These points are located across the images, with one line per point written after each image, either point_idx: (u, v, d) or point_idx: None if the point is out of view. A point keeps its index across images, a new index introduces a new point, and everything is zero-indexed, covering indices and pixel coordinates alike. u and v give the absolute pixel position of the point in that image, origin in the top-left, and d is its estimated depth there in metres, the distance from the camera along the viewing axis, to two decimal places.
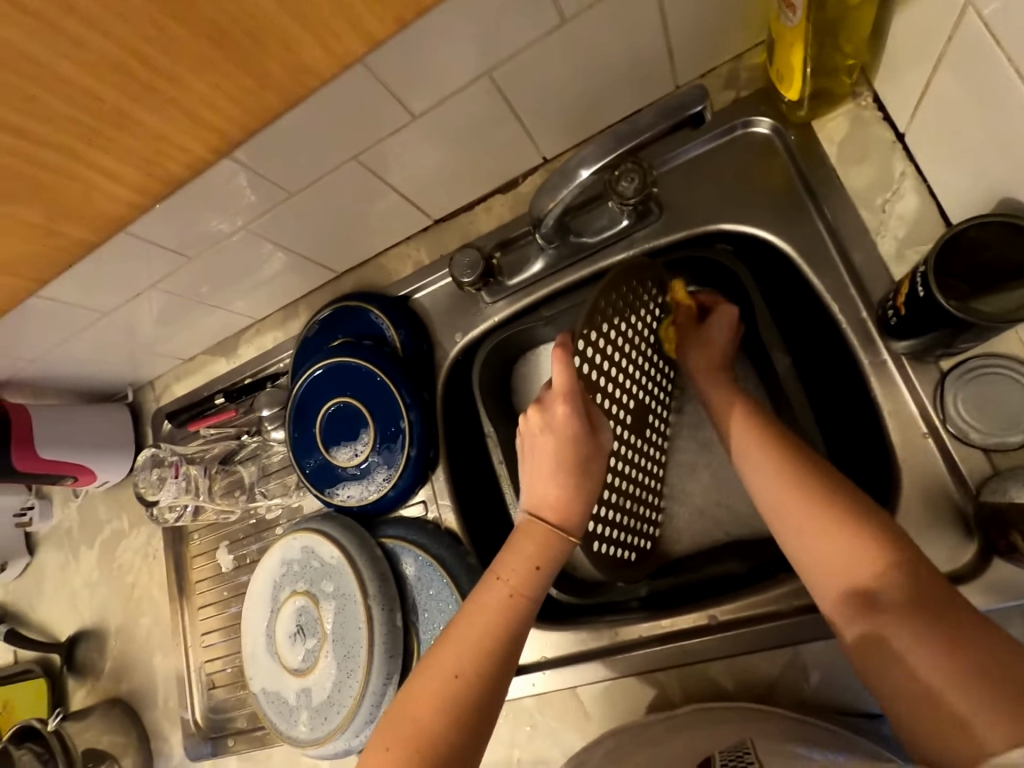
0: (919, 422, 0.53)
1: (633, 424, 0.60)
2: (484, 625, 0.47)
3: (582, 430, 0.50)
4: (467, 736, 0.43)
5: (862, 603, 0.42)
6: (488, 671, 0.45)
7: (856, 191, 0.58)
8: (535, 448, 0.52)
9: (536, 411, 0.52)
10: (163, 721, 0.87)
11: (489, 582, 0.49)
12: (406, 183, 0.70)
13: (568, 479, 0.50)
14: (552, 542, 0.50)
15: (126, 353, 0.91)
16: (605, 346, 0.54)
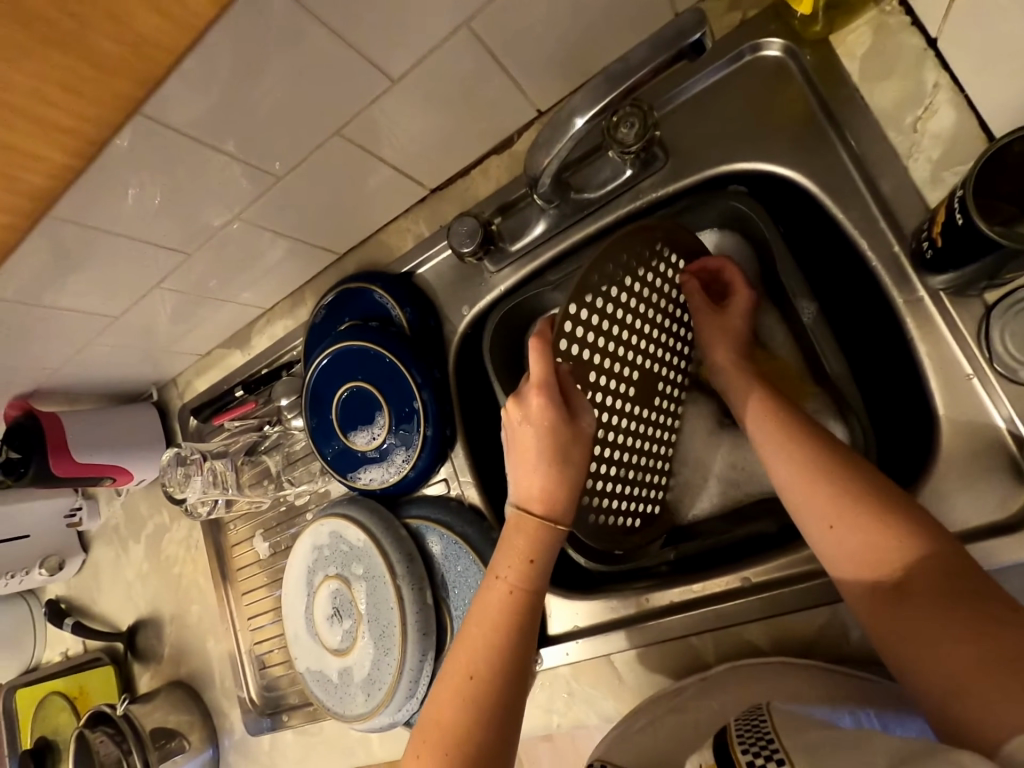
0: (963, 362, 0.48)
1: (638, 395, 0.58)
2: (488, 623, 0.46)
3: (562, 418, 0.48)
4: (492, 736, 0.43)
5: (895, 606, 0.38)
6: (500, 670, 0.44)
7: (883, 111, 0.52)
8: (517, 442, 0.50)
9: (514, 404, 0.50)
10: (222, 699, 0.91)
11: (489, 583, 0.48)
12: (396, 154, 0.67)
13: (551, 468, 0.48)
14: (543, 534, 0.48)
15: (145, 353, 0.92)
16: (593, 321, 0.52)
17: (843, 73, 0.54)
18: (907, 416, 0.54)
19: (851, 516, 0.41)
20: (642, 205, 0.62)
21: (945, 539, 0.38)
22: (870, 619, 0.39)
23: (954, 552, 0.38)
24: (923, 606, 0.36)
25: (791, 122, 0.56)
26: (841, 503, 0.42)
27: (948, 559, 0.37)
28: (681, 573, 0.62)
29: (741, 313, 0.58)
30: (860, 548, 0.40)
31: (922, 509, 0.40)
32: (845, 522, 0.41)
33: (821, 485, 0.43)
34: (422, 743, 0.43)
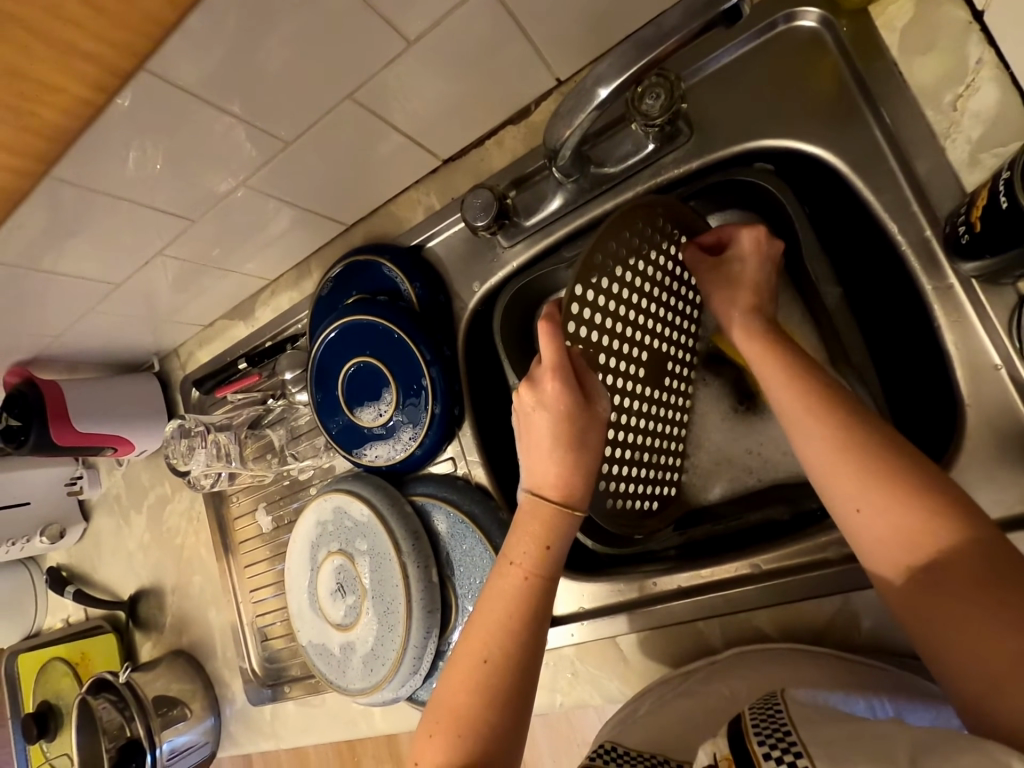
0: (991, 353, 0.47)
1: (648, 376, 0.56)
2: (502, 605, 0.46)
3: (577, 407, 0.47)
4: (506, 717, 0.43)
5: (925, 588, 0.36)
6: (515, 654, 0.44)
7: (921, 88, 0.50)
8: (531, 429, 0.49)
9: (527, 389, 0.48)
10: (223, 669, 0.92)
11: (503, 568, 0.48)
12: (409, 121, 0.64)
13: (567, 454, 0.47)
14: (558, 520, 0.48)
15: (146, 323, 0.91)
16: (600, 303, 0.51)
17: (881, 46, 0.51)
18: (928, 401, 0.53)
19: (873, 497, 0.39)
20: (662, 182, 0.60)
21: (977, 517, 0.36)
22: (902, 601, 0.38)
23: (988, 529, 0.36)
24: (959, 591, 0.35)
25: (824, 95, 0.53)
26: (874, 489, 0.39)
27: (985, 542, 0.35)
28: (687, 558, 0.61)
29: (754, 250, 0.54)
30: (903, 530, 0.38)
31: (955, 489, 0.38)
32: (874, 503, 0.39)
33: (843, 453, 0.41)
34: (435, 728, 0.43)
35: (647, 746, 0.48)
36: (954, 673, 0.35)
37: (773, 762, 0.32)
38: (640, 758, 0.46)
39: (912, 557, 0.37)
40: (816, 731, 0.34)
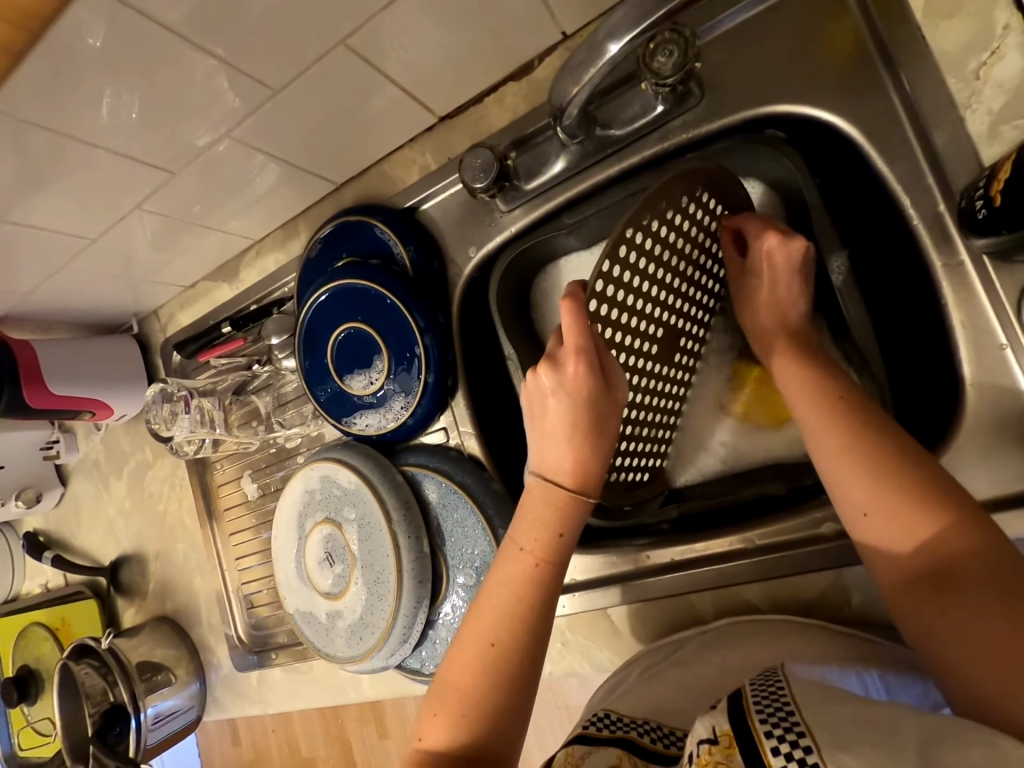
0: (997, 331, 0.47)
1: (660, 352, 0.55)
2: (510, 590, 0.45)
3: (597, 392, 0.46)
4: (512, 699, 0.43)
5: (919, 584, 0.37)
6: (524, 640, 0.44)
7: (942, 53, 0.48)
8: (546, 413, 0.47)
9: (546, 369, 0.47)
10: (209, 636, 0.91)
11: (512, 553, 0.47)
12: (406, 73, 0.61)
13: (583, 441, 0.47)
14: (571, 507, 0.47)
15: (125, 281, 0.87)
16: (624, 279, 0.49)
17: (904, 9, 0.49)
18: (929, 380, 0.53)
19: (876, 516, 0.40)
20: (669, 147, 0.58)
21: (993, 532, 0.36)
22: (907, 609, 0.38)
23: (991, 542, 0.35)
24: (966, 598, 0.35)
25: (843, 57, 0.51)
26: (875, 493, 0.39)
27: (990, 553, 0.35)
28: (681, 531, 0.61)
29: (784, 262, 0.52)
30: (907, 534, 0.38)
31: (958, 494, 0.37)
32: (883, 516, 0.39)
33: (854, 469, 0.41)
34: (435, 705, 0.44)
35: (641, 712, 0.48)
36: (950, 673, 0.36)
37: (782, 759, 0.31)
38: (633, 724, 0.47)
39: (923, 563, 0.37)
40: (820, 712, 0.34)
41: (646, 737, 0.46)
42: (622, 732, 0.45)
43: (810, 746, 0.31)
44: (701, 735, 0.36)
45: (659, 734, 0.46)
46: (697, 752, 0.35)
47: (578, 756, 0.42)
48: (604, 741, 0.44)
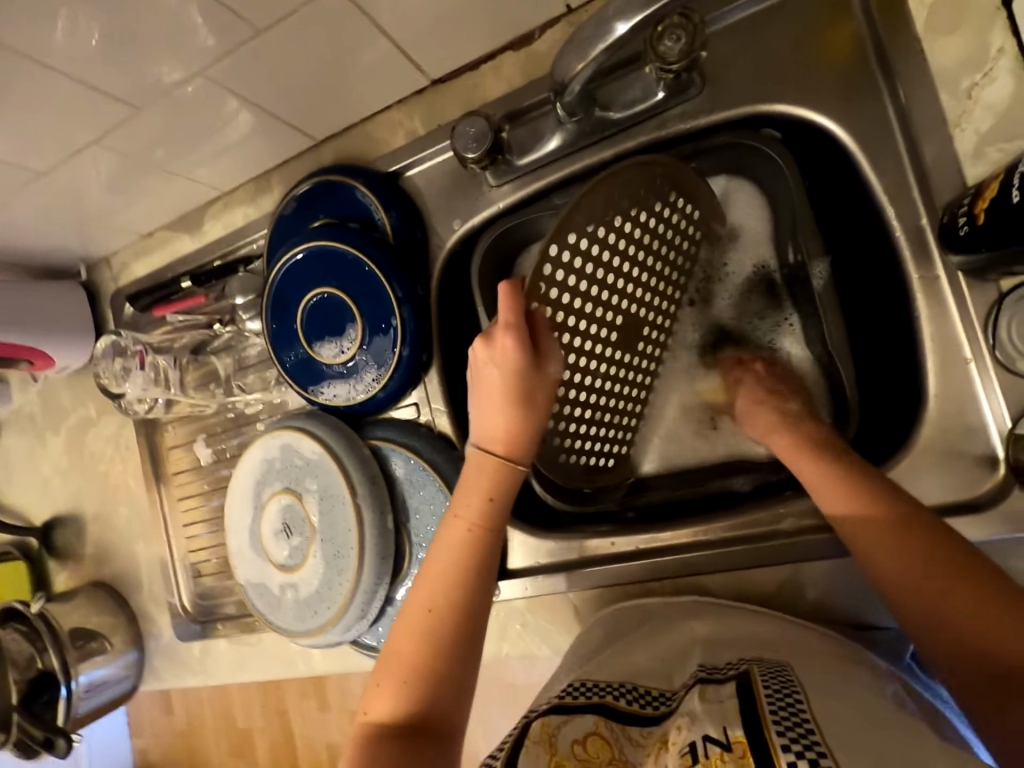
0: (964, 345, 0.49)
1: (620, 340, 0.56)
2: (449, 554, 0.46)
3: (527, 366, 0.49)
4: (452, 665, 0.42)
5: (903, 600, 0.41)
6: (462, 603, 0.44)
7: (939, 68, 0.49)
8: (483, 384, 0.51)
9: (481, 345, 0.50)
10: (150, 604, 0.87)
11: (447, 520, 0.48)
12: (401, 28, 0.58)
13: (515, 411, 0.49)
14: (502, 474, 0.49)
15: (74, 223, 0.80)
16: (575, 267, 0.51)
17: (906, 20, 0.50)
18: (893, 388, 0.55)
19: (862, 539, 0.44)
20: (666, 136, 0.57)
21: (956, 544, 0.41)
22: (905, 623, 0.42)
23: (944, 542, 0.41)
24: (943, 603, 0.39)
25: (844, 64, 0.52)
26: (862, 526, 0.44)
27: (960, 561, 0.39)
28: (646, 520, 0.62)
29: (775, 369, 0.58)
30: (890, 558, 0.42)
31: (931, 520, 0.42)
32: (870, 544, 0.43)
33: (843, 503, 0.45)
34: (379, 675, 0.43)
35: (616, 677, 0.49)
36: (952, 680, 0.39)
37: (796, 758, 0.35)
38: (610, 689, 0.48)
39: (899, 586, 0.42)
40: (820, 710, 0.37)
41: (624, 700, 0.47)
42: (598, 697, 0.46)
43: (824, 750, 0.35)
44: (710, 735, 0.38)
45: (639, 696, 0.48)
46: (704, 750, 0.37)
47: (554, 725, 0.43)
48: (581, 707, 0.45)
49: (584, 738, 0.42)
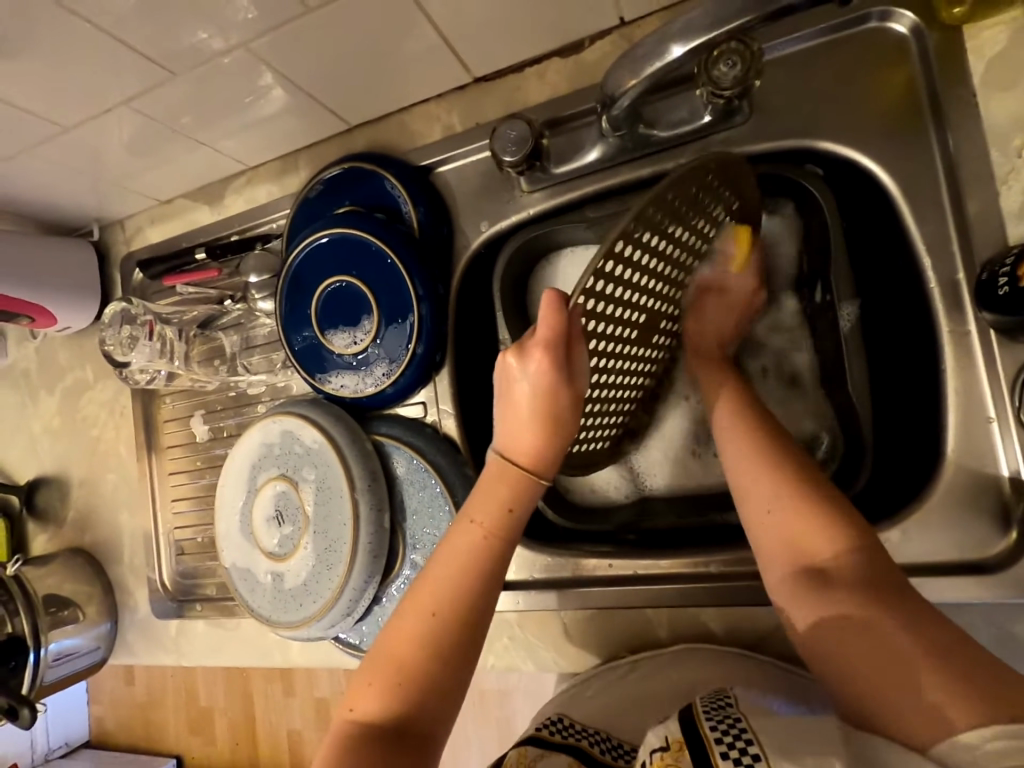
0: (988, 403, 0.48)
1: (638, 335, 0.52)
2: (457, 561, 0.44)
3: (566, 381, 0.44)
4: (444, 672, 0.41)
5: (805, 578, 0.40)
6: (465, 611, 0.43)
7: (992, 124, 0.49)
8: (511, 396, 0.46)
9: (513, 355, 0.45)
10: (129, 576, 0.85)
11: (461, 523, 0.46)
12: (452, 22, 0.57)
13: (545, 428, 0.45)
14: (525, 486, 0.46)
15: (92, 181, 0.78)
16: (618, 273, 0.43)
17: (964, 71, 0.50)
18: (911, 438, 0.54)
19: (771, 519, 0.43)
20: None
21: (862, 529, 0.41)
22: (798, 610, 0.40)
23: (882, 564, 0.39)
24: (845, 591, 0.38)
25: (895, 108, 0.51)
26: (783, 497, 0.43)
27: (867, 551, 0.39)
28: (646, 546, 0.61)
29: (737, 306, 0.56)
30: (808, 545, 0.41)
31: (847, 508, 0.42)
32: (788, 521, 0.42)
33: (759, 477, 0.45)
34: (367, 673, 0.42)
35: (592, 722, 0.52)
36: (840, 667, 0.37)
37: (729, 762, 0.33)
38: (583, 733, 0.50)
39: (810, 572, 0.40)
40: (765, 724, 0.35)
41: (595, 747, 0.49)
42: (574, 739, 0.49)
43: (757, 753, 0.33)
44: (653, 744, 0.38)
45: (606, 746, 0.50)
46: (650, 759, 0.37)
47: (531, 757, 0.45)
48: (558, 745, 0.48)
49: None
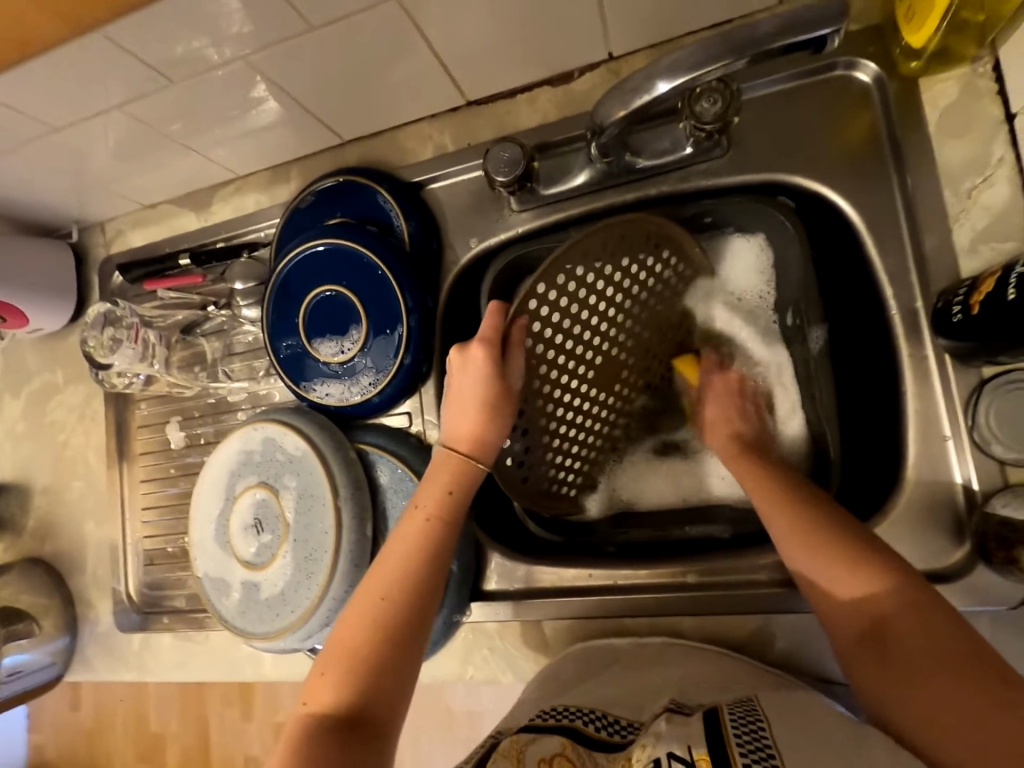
0: (945, 422, 0.52)
1: (598, 380, 0.60)
2: (402, 548, 0.49)
3: (501, 376, 0.53)
4: (391, 650, 0.45)
5: (865, 635, 0.42)
6: (408, 592, 0.47)
7: (945, 168, 0.53)
8: (456, 390, 0.54)
9: (457, 353, 0.54)
10: (91, 588, 0.82)
11: (407, 514, 0.51)
12: (449, 46, 0.59)
13: (483, 416, 0.53)
14: (465, 470, 0.52)
15: (74, 183, 0.77)
16: (561, 302, 0.55)
17: (921, 118, 0.54)
18: (874, 456, 0.57)
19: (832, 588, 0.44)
20: (688, 189, 0.60)
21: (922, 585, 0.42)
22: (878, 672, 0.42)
23: (949, 620, 0.40)
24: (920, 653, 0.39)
25: (859, 150, 0.56)
26: (825, 556, 0.45)
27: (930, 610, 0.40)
28: (625, 557, 0.63)
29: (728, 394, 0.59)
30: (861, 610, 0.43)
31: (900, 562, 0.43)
32: (834, 583, 0.44)
33: (795, 542, 0.47)
34: (324, 663, 0.45)
35: (585, 703, 0.51)
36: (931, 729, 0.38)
37: None
38: (579, 714, 0.49)
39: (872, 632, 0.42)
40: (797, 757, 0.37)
41: (591, 726, 0.48)
42: (567, 721, 0.48)
43: None
44: (677, 753, 0.39)
45: (607, 725, 0.49)
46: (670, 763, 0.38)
47: (523, 743, 0.44)
48: (550, 729, 0.46)
49: (551, 757, 0.43)
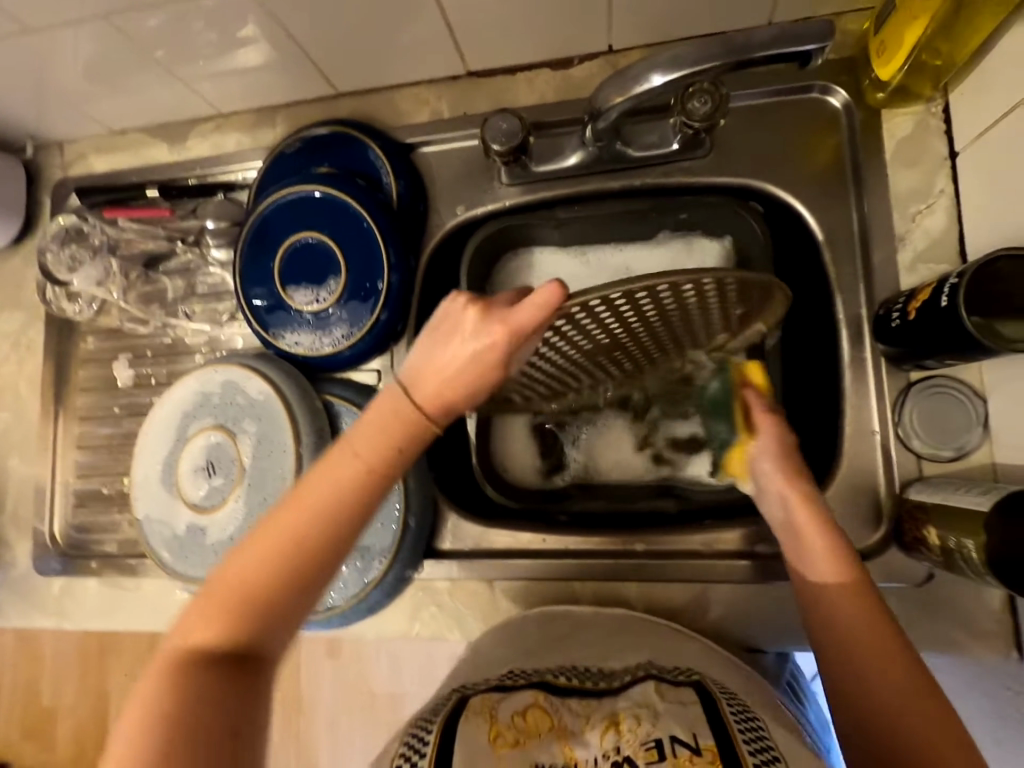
0: (875, 417, 0.58)
1: (589, 354, 0.55)
2: (322, 497, 0.40)
3: (509, 362, 0.40)
4: (289, 603, 0.40)
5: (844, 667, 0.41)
6: (319, 547, 0.40)
7: (896, 193, 0.59)
8: (449, 343, 0.41)
9: (475, 312, 0.40)
10: (9, 528, 0.77)
11: (342, 453, 0.41)
12: (459, 12, 0.60)
13: (469, 391, 0.41)
14: (422, 432, 0.42)
15: (37, 95, 0.72)
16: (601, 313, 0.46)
17: (880, 146, 0.60)
18: (812, 446, 0.63)
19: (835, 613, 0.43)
20: (670, 183, 0.64)
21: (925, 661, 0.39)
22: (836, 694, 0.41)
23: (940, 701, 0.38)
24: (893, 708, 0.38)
25: (825, 167, 0.61)
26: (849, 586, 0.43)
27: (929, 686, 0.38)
28: (577, 525, 0.65)
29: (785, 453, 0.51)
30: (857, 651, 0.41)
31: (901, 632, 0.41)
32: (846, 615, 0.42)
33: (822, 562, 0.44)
34: (204, 600, 0.39)
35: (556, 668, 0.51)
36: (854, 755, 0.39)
37: None
38: (551, 672, 0.50)
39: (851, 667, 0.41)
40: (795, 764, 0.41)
41: (565, 679, 0.49)
42: (538, 677, 0.49)
43: None
44: (681, 737, 0.40)
45: (575, 674, 0.50)
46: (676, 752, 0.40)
47: (494, 700, 0.45)
48: (523, 685, 0.47)
49: (524, 710, 0.44)
